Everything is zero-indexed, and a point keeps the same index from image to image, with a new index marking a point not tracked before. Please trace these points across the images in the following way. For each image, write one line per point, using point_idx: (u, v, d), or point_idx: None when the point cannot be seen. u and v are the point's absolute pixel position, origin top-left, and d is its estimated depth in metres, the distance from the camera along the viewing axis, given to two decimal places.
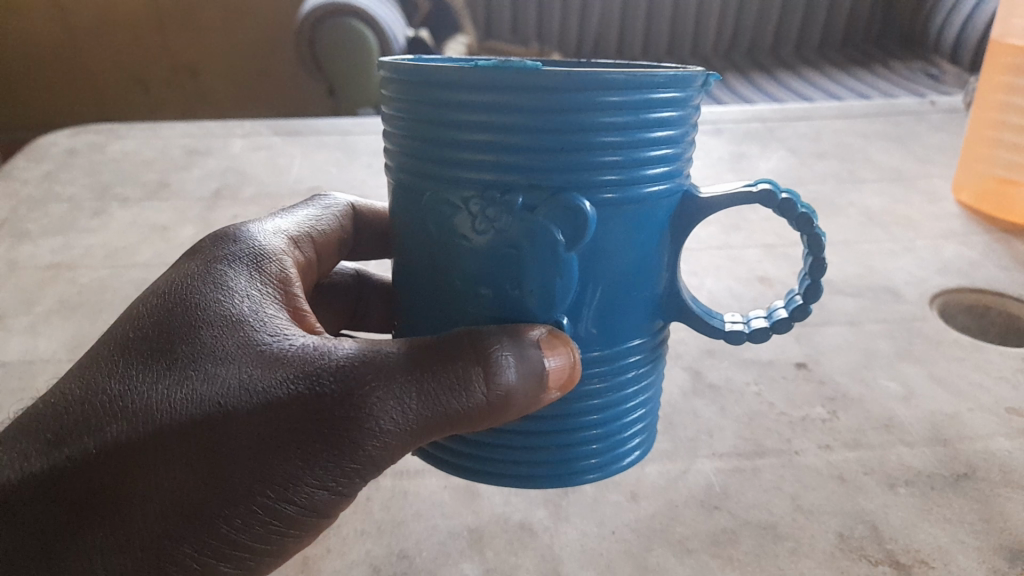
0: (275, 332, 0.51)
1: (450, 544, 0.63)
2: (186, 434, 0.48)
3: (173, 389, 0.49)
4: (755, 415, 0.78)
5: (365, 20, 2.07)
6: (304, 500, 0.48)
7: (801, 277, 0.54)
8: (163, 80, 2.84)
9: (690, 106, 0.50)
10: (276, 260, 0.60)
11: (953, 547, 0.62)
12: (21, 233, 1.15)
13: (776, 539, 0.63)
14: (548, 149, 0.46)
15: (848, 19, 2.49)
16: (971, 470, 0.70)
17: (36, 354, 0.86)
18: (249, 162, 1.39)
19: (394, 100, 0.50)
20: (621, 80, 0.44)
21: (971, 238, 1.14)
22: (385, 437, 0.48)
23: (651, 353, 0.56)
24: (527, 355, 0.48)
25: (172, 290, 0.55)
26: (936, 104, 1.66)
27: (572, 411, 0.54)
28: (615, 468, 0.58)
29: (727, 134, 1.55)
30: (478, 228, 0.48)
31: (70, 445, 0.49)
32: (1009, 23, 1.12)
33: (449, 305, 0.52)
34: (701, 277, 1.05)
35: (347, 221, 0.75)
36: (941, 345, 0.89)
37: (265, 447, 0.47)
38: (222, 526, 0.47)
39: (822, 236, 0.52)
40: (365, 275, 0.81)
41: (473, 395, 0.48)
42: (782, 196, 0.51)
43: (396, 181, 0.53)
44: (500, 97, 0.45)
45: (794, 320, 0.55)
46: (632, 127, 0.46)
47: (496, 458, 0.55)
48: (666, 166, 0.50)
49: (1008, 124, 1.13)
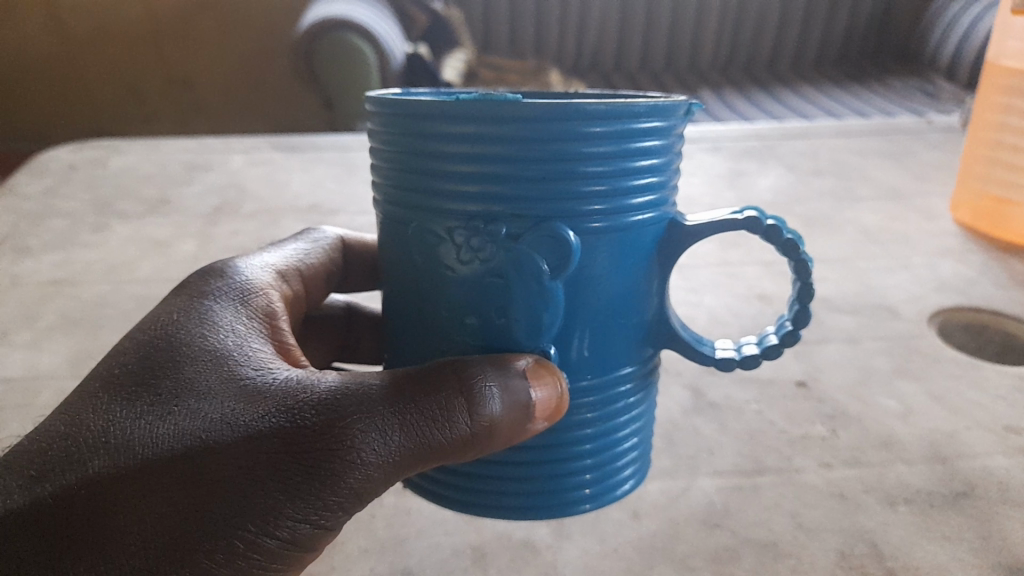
0: (259, 366, 0.52)
1: (453, 561, 0.63)
2: (168, 469, 0.47)
3: (156, 423, 0.49)
4: (755, 433, 0.79)
5: (370, 38, 2.10)
6: (286, 533, 0.47)
7: (789, 303, 0.55)
8: (157, 93, 2.84)
9: (675, 134, 0.51)
10: (263, 294, 0.62)
11: (952, 564, 0.63)
12: (22, 248, 1.16)
13: (776, 557, 0.63)
14: (531, 179, 0.46)
15: (844, 36, 2.52)
16: (970, 488, 0.71)
17: (38, 370, 0.86)
18: (249, 177, 1.40)
19: (379, 136, 0.51)
20: (602, 110, 0.45)
21: (968, 256, 1.15)
22: (368, 470, 0.47)
23: (642, 381, 0.57)
24: (511, 385, 0.48)
25: (160, 327, 0.56)
26: (932, 123, 1.68)
27: (562, 441, 0.54)
28: (608, 498, 0.58)
29: (725, 151, 1.56)
30: (462, 258, 0.49)
31: (51, 481, 0.48)
32: (1002, 43, 1.14)
33: (436, 336, 0.52)
34: (699, 294, 1.06)
35: (335, 254, 0.76)
36: (939, 363, 0.90)
37: (248, 479, 0.46)
38: (202, 563, 0.45)
39: (809, 262, 0.52)
40: (355, 306, 0.82)
41: (457, 425, 0.49)
42: (767, 223, 0.52)
43: (383, 214, 0.54)
44: (481, 129, 0.45)
45: (784, 346, 0.55)
46: (615, 156, 0.47)
47: (486, 490, 0.55)
48: (651, 195, 0.50)
49: (1004, 143, 1.14)
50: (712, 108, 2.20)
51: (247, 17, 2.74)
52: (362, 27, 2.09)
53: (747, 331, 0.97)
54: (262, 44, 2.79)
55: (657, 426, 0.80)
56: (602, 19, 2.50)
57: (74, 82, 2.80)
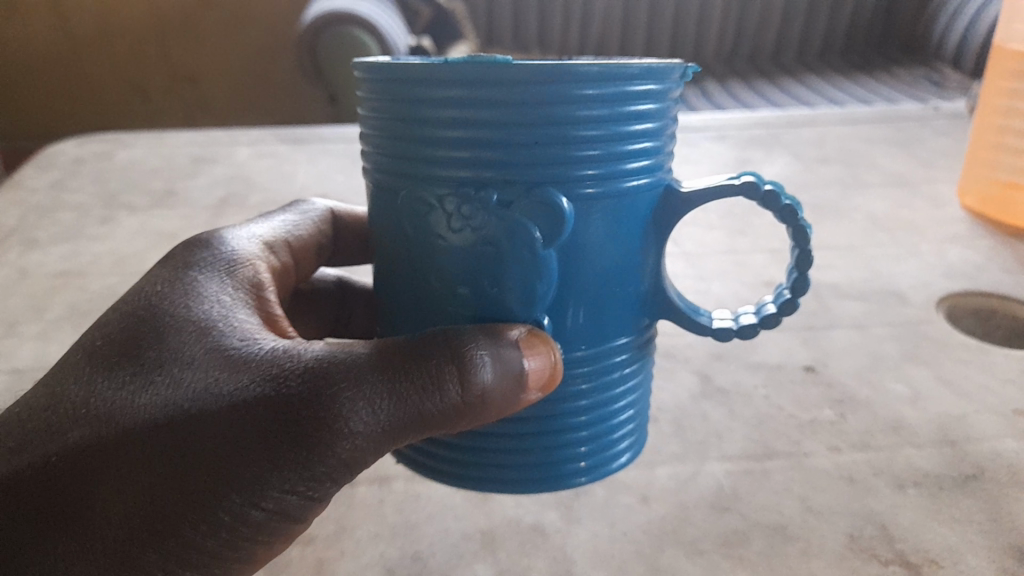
0: (244, 335, 0.52)
1: (463, 546, 0.64)
2: (149, 440, 0.48)
3: (138, 393, 0.49)
4: (764, 418, 0.79)
5: (370, 30, 2.09)
6: (272, 504, 0.47)
7: (787, 271, 0.54)
8: (163, 91, 2.85)
9: (669, 100, 0.51)
10: (248, 265, 0.61)
11: (962, 546, 0.62)
12: (29, 241, 1.16)
13: (786, 541, 0.63)
14: (523, 144, 0.46)
15: (849, 25, 2.51)
16: (979, 470, 0.71)
17: (48, 360, 0.87)
18: (255, 169, 1.40)
19: (368, 103, 0.51)
20: (595, 72, 0.45)
21: (975, 242, 1.15)
22: (355, 440, 0.47)
23: (638, 351, 0.56)
24: (504, 354, 0.48)
25: (143, 297, 0.55)
26: (939, 109, 1.67)
27: (558, 413, 0.54)
28: (604, 470, 0.58)
29: (731, 140, 1.56)
30: (454, 227, 0.48)
31: (33, 451, 0.49)
32: (1009, 28, 1.14)
33: (429, 306, 0.52)
34: (707, 281, 1.06)
35: (325, 226, 0.76)
36: (947, 348, 0.90)
37: (232, 450, 0.46)
38: (186, 532, 0.46)
39: (807, 228, 0.52)
40: (347, 282, 0.81)
41: (448, 394, 0.48)
42: (764, 188, 0.52)
43: (373, 183, 0.53)
44: (471, 92, 0.45)
45: (783, 314, 0.56)
46: (609, 120, 0.47)
47: (482, 463, 0.55)
48: (646, 161, 0.50)
49: (1013, 128, 1.13)
50: (715, 98, 2.20)
51: (251, 13, 2.74)
52: (363, 19, 2.08)
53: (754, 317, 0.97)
54: (266, 40, 2.79)
55: (666, 412, 0.80)
56: (606, 10, 2.49)
57: (80, 79, 2.81)
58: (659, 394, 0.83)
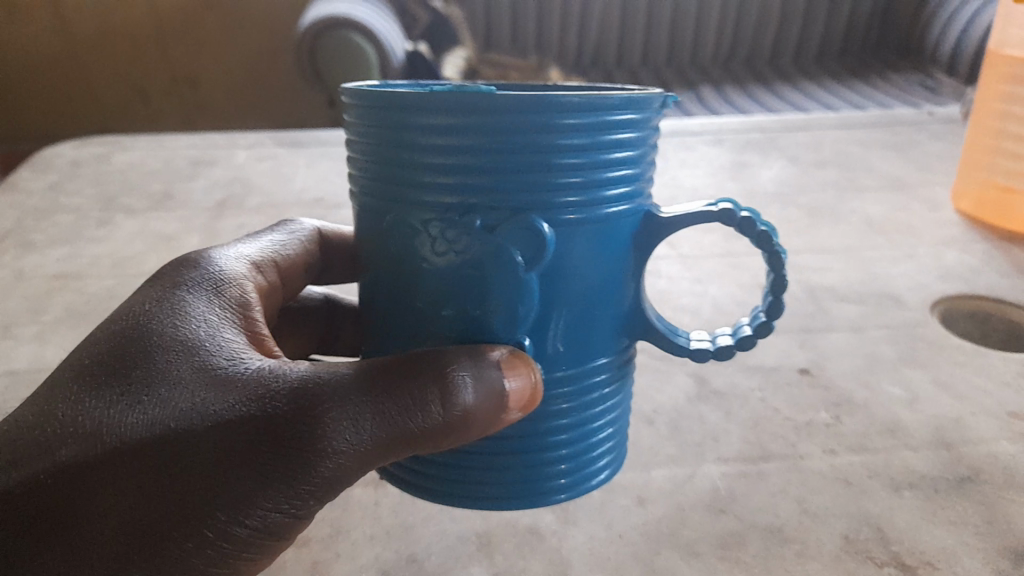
0: (231, 355, 0.51)
1: (459, 547, 0.64)
2: (137, 458, 0.47)
3: (127, 412, 0.49)
4: (760, 420, 0.79)
5: (368, 35, 2.09)
6: (258, 522, 0.47)
7: (763, 294, 0.53)
8: (162, 95, 2.86)
9: (650, 128, 0.50)
10: (237, 285, 0.59)
11: (958, 548, 0.63)
12: (27, 243, 1.16)
13: (782, 542, 0.63)
14: (507, 170, 0.45)
15: (844, 30, 2.52)
16: (975, 473, 0.71)
17: (45, 362, 0.87)
18: (253, 172, 1.40)
19: (355, 126, 0.50)
20: (576, 102, 0.44)
21: (971, 245, 1.15)
22: (339, 459, 0.46)
23: (618, 372, 0.55)
24: (486, 376, 0.47)
25: (131, 316, 0.55)
26: (934, 113, 1.68)
27: (538, 432, 0.53)
28: (584, 488, 0.56)
29: (728, 143, 1.56)
30: (438, 250, 0.47)
31: (22, 469, 0.49)
32: (1005, 31, 1.14)
33: (410, 325, 0.51)
34: (703, 284, 1.06)
35: (313, 245, 0.74)
36: (943, 350, 0.90)
37: (218, 468, 0.46)
38: (174, 549, 0.46)
39: (782, 254, 0.51)
40: (334, 299, 0.80)
41: (430, 414, 0.47)
42: (742, 214, 0.50)
43: (359, 205, 0.52)
44: (454, 121, 0.44)
45: (758, 337, 0.54)
46: (589, 149, 0.46)
47: (460, 479, 0.54)
48: (626, 187, 0.49)
49: (1008, 132, 1.14)
50: (711, 103, 2.20)
51: (250, 16, 2.74)
52: (361, 23, 2.08)
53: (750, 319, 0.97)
54: (264, 44, 2.79)
55: (662, 414, 0.80)
56: (604, 14, 2.50)
57: (79, 82, 2.82)
58: (655, 396, 0.83)
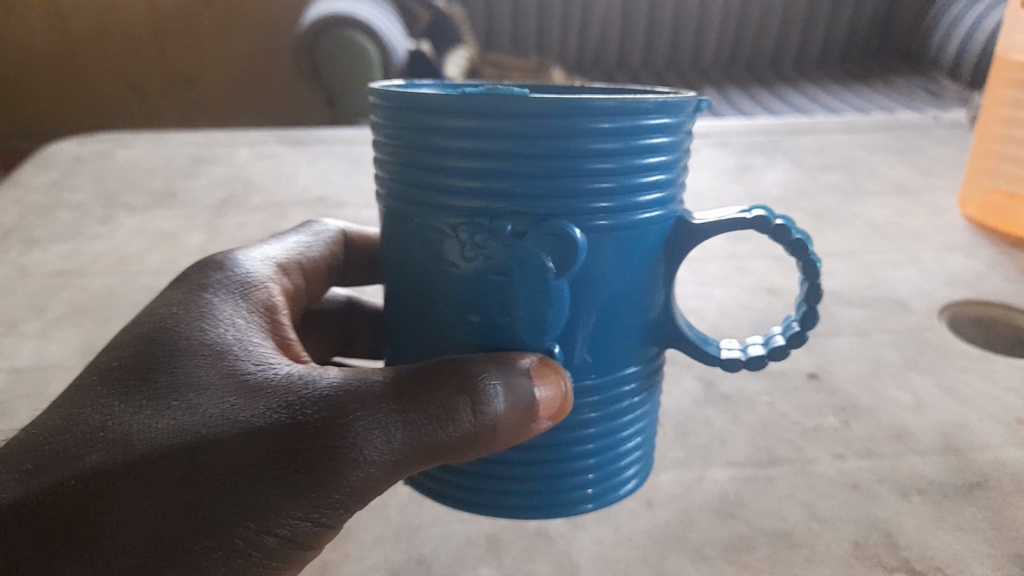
0: (261, 361, 0.51)
1: (467, 549, 0.63)
2: (164, 467, 0.46)
3: (154, 417, 0.48)
4: (767, 423, 0.79)
5: (371, 34, 2.08)
6: (287, 532, 0.46)
7: (796, 304, 0.53)
8: (161, 92, 2.85)
9: (683, 133, 0.49)
10: (263, 288, 0.60)
11: (967, 554, 0.62)
12: (29, 240, 1.15)
13: (791, 547, 0.63)
14: (537, 176, 0.45)
15: (847, 34, 2.52)
16: (983, 479, 0.71)
17: (48, 360, 0.86)
18: (256, 170, 1.40)
19: (384, 130, 0.49)
20: (610, 106, 0.44)
21: (975, 250, 1.15)
22: (369, 467, 0.46)
23: (645, 381, 0.55)
24: (515, 384, 0.47)
25: (158, 320, 0.54)
26: (938, 118, 1.68)
27: (566, 441, 0.53)
28: (610, 498, 0.56)
29: (732, 146, 1.56)
30: (466, 256, 0.47)
31: (44, 476, 0.48)
32: (1010, 37, 1.15)
33: (437, 331, 0.51)
34: (709, 287, 1.06)
35: (336, 247, 0.73)
36: (949, 355, 0.90)
37: (246, 476, 0.46)
38: (200, 560, 0.45)
39: (817, 262, 0.50)
40: (356, 301, 0.80)
41: (459, 423, 0.47)
42: (775, 222, 0.50)
43: (385, 208, 0.52)
44: (486, 124, 0.44)
45: (790, 347, 0.54)
46: (622, 153, 0.46)
47: (484, 488, 0.54)
48: (658, 193, 0.49)
49: (1011, 137, 1.14)
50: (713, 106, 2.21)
51: (249, 13, 2.73)
52: (363, 22, 2.07)
53: (756, 323, 0.97)
54: (265, 41, 2.78)
55: (669, 417, 0.80)
56: (606, 15, 2.50)
57: (78, 79, 2.80)
58: (661, 398, 0.83)
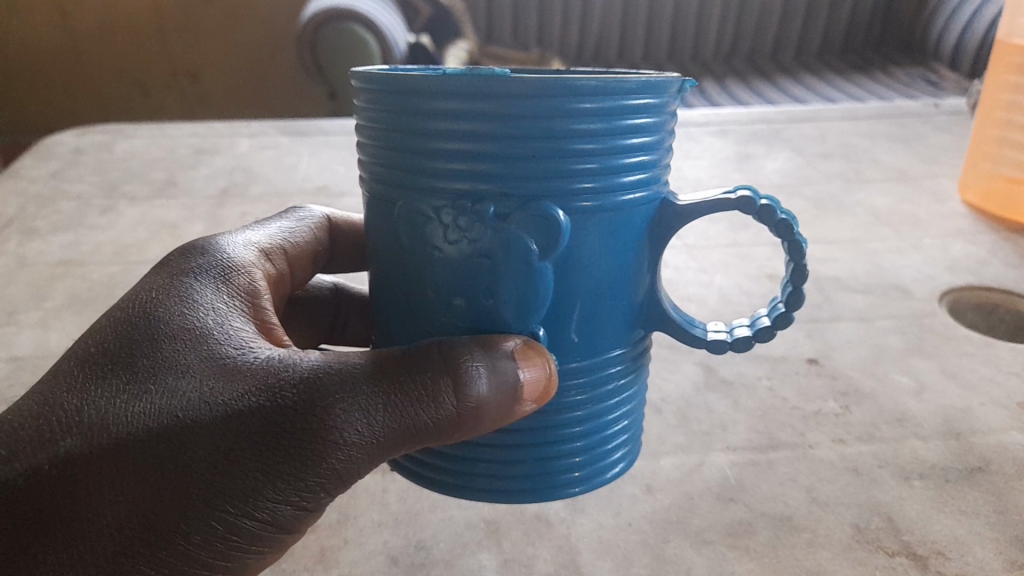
0: (240, 345, 0.50)
1: (467, 534, 0.63)
2: (143, 450, 0.46)
3: (133, 401, 0.48)
4: (768, 409, 0.78)
5: (371, 26, 2.07)
6: (266, 515, 0.47)
7: (783, 285, 0.52)
8: (163, 85, 2.84)
9: (667, 113, 0.49)
10: (244, 272, 0.59)
11: (968, 538, 0.62)
12: (29, 230, 1.15)
13: (792, 531, 0.63)
14: (520, 158, 0.44)
15: (848, 24, 2.51)
16: (985, 463, 0.70)
17: (47, 349, 0.86)
18: (256, 161, 1.39)
19: (366, 112, 0.49)
20: (593, 86, 0.43)
21: (978, 237, 1.14)
22: (349, 450, 0.46)
23: (632, 363, 0.55)
24: (499, 366, 0.46)
25: (138, 304, 0.54)
26: (940, 106, 1.67)
27: (552, 424, 0.52)
28: (598, 481, 0.56)
29: (733, 135, 1.56)
30: (450, 238, 0.46)
31: (21, 460, 0.47)
32: (1011, 23, 1.16)
33: (421, 314, 0.50)
34: (709, 274, 1.06)
35: (321, 233, 0.73)
36: (951, 341, 0.90)
37: (226, 460, 0.46)
38: (181, 544, 0.46)
39: (803, 242, 0.50)
40: (342, 288, 0.79)
41: (442, 406, 0.47)
42: (760, 203, 0.50)
43: (368, 191, 0.51)
44: (468, 105, 0.43)
45: (777, 328, 0.53)
46: (606, 134, 0.45)
47: (472, 472, 0.53)
48: (643, 174, 0.48)
49: (1014, 123, 1.15)
50: (712, 96, 2.20)
51: (252, 7, 2.73)
52: (363, 15, 2.06)
53: (756, 310, 0.97)
54: (267, 35, 2.78)
55: (670, 403, 0.80)
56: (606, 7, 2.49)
57: (80, 72, 2.80)
58: (662, 385, 0.83)
